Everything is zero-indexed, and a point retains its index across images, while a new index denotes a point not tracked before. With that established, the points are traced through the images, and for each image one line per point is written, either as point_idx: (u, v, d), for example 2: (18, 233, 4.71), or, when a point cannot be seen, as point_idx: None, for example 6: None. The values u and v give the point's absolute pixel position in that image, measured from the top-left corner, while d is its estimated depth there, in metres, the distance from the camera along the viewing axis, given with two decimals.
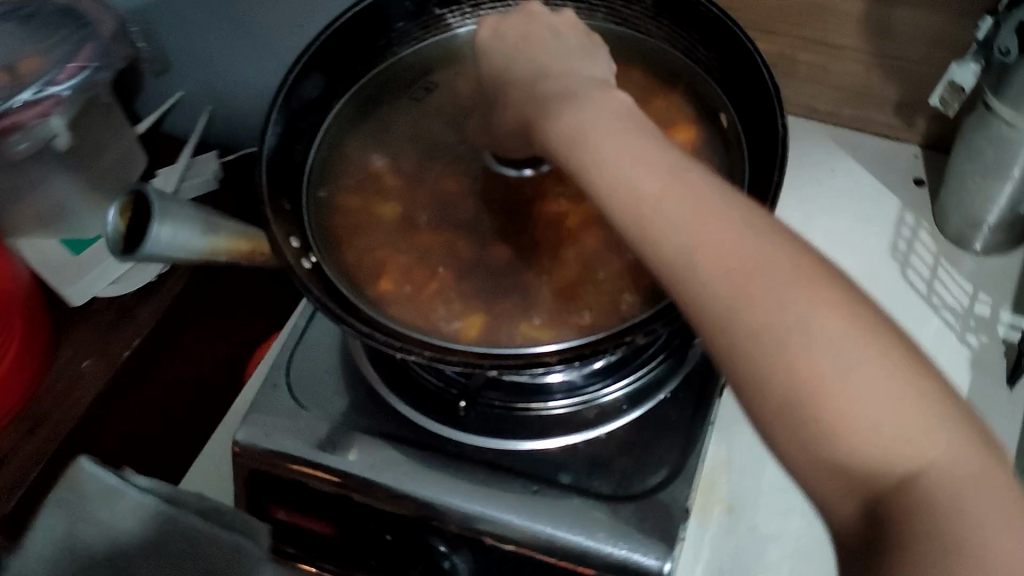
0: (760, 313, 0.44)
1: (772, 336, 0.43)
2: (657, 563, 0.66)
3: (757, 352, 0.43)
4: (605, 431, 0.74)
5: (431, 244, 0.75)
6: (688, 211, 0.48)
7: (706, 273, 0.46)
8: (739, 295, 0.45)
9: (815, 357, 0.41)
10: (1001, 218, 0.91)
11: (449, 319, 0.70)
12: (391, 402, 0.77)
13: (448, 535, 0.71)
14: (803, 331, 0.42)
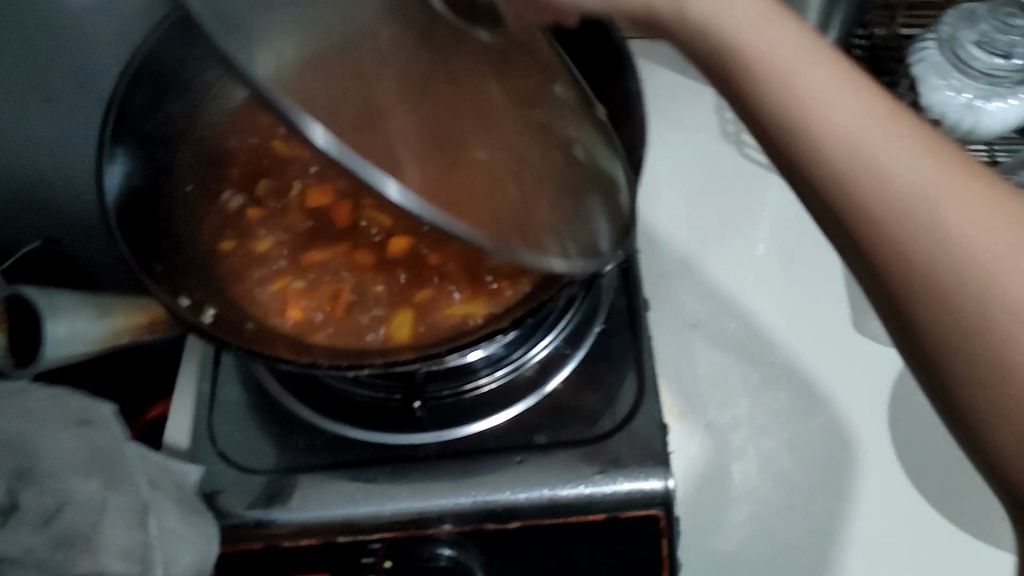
0: (918, 222, 0.41)
1: (933, 235, 0.40)
2: (662, 485, 0.67)
3: (928, 258, 0.40)
4: (559, 380, 0.74)
5: (324, 259, 0.71)
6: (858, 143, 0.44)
7: (866, 177, 0.43)
8: (892, 201, 0.42)
9: (973, 257, 0.39)
10: None
11: (378, 325, 0.67)
12: (334, 428, 0.72)
13: (448, 537, 0.67)
14: (957, 233, 0.40)
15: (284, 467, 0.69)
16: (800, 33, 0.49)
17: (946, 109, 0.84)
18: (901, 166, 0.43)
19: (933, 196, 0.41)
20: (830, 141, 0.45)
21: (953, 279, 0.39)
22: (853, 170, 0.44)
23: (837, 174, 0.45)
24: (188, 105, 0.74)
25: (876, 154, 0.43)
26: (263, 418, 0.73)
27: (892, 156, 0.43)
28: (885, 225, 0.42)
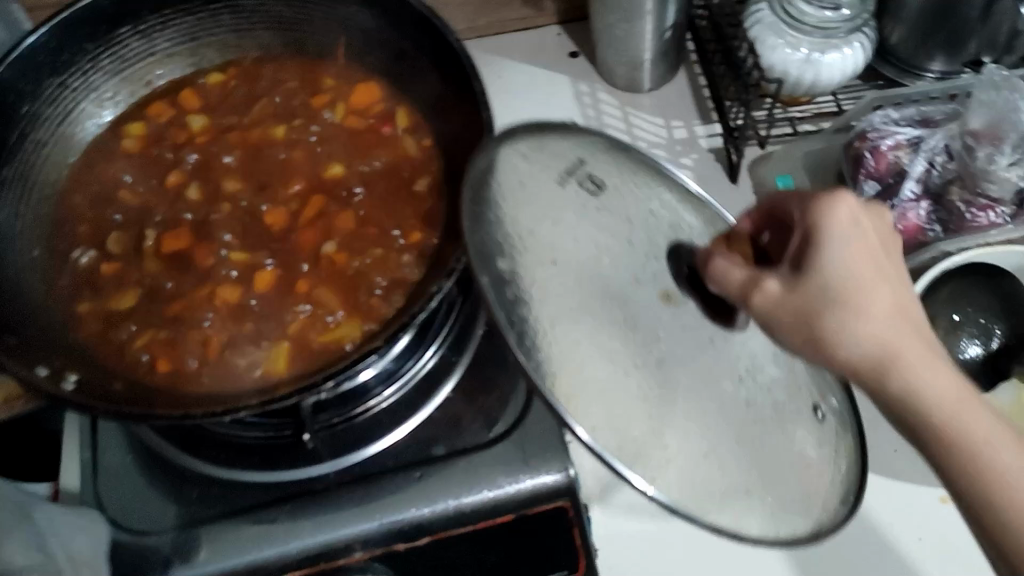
0: (968, 432, 0.50)
1: (969, 428, 0.50)
2: (564, 476, 0.67)
3: (965, 461, 0.50)
4: (449, 390, 0.74)
5: (190, 304, 0.69)
6: (867, 331, 0.50)
7: (945, 408, 0.50)
8: (950, 417, 0.50)
9: (994, 459, 0.49)
10: (655, 52, 0.99)
11: (254, 363, 0.65)
12: (227, 476, 0.70)
13: (358, 565, 0.66)
14: (971, 420, 0.50)
15: (180, 524, 0.67)
16: (861, 257, 0.51)
17: (786, 66, 0.86)
18: (941, 386, 0.50)
19: (973, 425, 0.50)
20: (920, 372, 0.50)
21: (986, 473, 0.49)
22: (928, 402, 0.50)
23: (900, 395, 0.50)
24: (20, 168, 0.70)
25: (939, 388, 0.50)
26: (152, 476, 0.71)
27: (966, 402, 0.50)
28: (943, 430, 0.50)
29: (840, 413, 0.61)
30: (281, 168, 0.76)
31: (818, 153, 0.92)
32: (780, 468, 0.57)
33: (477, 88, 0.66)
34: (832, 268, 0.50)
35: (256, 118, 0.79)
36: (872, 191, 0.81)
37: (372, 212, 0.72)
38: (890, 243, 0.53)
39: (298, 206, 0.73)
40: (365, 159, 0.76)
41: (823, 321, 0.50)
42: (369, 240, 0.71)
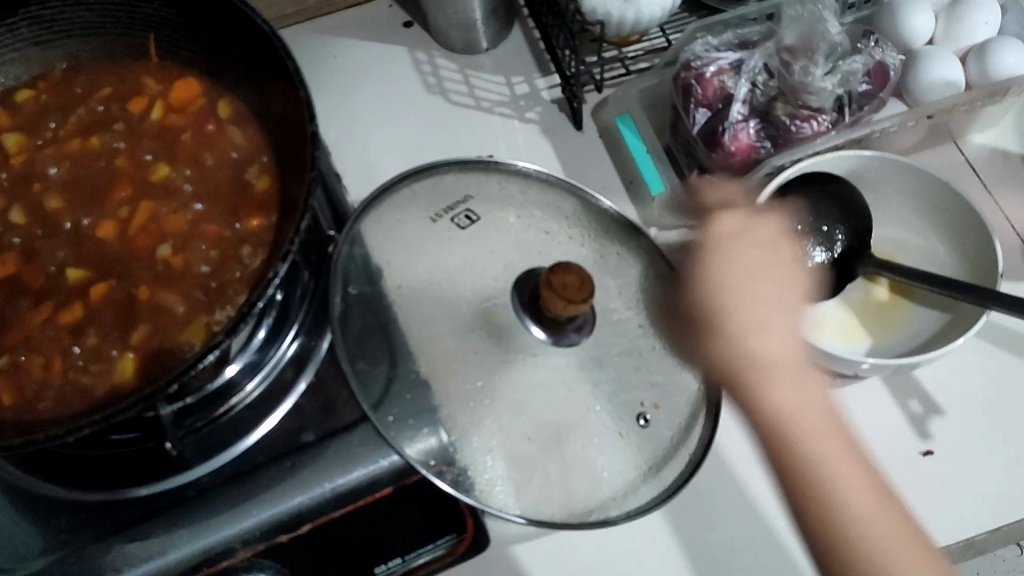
0: (790, 410, 0.68)
1: (845, 492, 0.65)
2: (436, 440, 0.68)
3: (838, 515, 0.64)
4: (312, 375, 0.73)
5: (25, 330, 0.66)
6: (762, 364, 0.70)
7: (828, 478, 0.65)
8: (821, 477, 0.65)
9: (837, 449, 0.66)
10: (485, 11, 0.99)
11: (100, 378, 0.63)
12: (93, 500, 0.68)
13: (244, 564, 0.65)
14: (815, 419, 0.68)
15: (53, 557, 0.65)
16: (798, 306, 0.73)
17: (608, 7, 0.86)
18: (805, 426, 0.67)
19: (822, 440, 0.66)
20: (804, 421, 0.68)
21: (836, 506, 0.64)
22: (811, 437, 0.67)
23: (807, 504, 0.65)
24: None
25: (801, 395, 0.69)
26: (14, 510, 0.68)
27: (807, 387, 0.69)
28: (815, 493, 0.65)
29: (657, 418, 0.73)
30: (105, 180, 0.73)
31: (653, 88, 0.93)
32: (608, 441, 0.71)
33: (291, 69, 0.65)
34: (711, 275, 0.73)
35: (73, 133, 0.76)
36: (703, 118, 0.83)
37: (206, 211, 0.71)
38: (790, 271, 0.74)
39: (127, 214, 0.71)
40: (191, 158, 0.74)
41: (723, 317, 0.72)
42: (205, 237, 0.69)
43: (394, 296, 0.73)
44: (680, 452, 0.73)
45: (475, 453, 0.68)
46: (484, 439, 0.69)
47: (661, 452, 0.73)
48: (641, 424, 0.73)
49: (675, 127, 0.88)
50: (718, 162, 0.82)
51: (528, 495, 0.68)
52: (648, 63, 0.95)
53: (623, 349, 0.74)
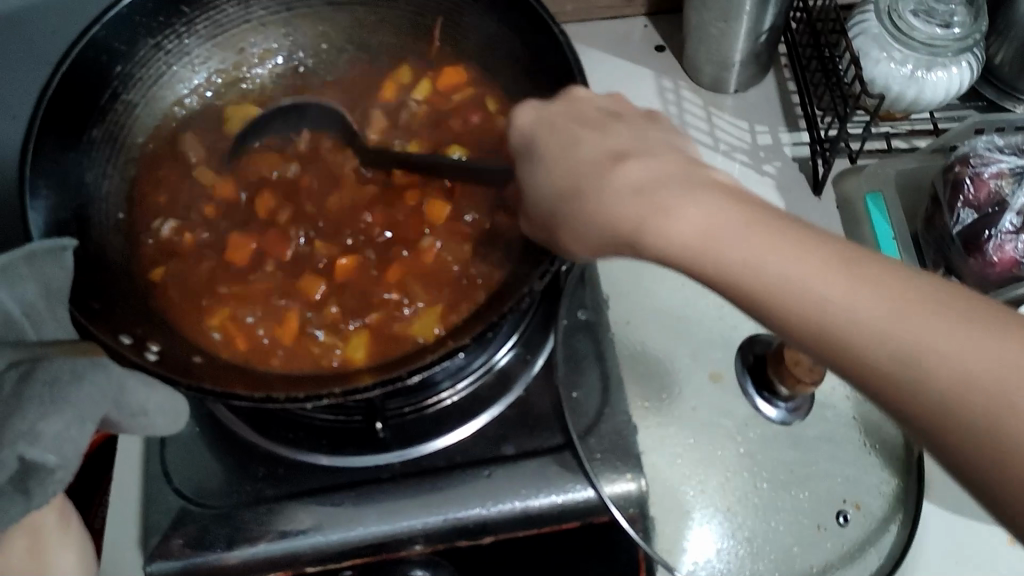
0: (626, 211, 0.47)
1: (781, 279, 0.40)
2: (635, 486, 0.66)
3: (834, 339, 0.39)
4: (521, 387, 0.73)
5: (278, 288, 0.71)
6: (615, 210, 0.48)
7: (750, 281, 0.41)
8: (819, 308, 0.39)
9: (852, 318, 0.38)
10: (745, 54, 0.96)
11: (335, 350, 0.67)
12: (292, 457, 0.69)
13: (421, 558, 0.66)
14: (822, 294, 0.39)
15: (243, 501, 0.67)
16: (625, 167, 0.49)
17: (889, 82, 0.85)
18: (682, 223, 0.44)
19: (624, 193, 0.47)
20: (642, 221, 0.46)
21: (757, 285, 0.41)
22: (704, 243, 0.43)
23: (762, 316, 0.42)
24: (109, 128, 0.71)
25: (779, 265, 0.41)
26: (219, 451, 0.70)
27: (776, 246, 0.41)
28: (778, 303, 0.40)
29: (860, 517, 0.66)
30: (372, 151, 0.76)
31: (912, 172, 0.88)
32: (804, 530, 0.65)
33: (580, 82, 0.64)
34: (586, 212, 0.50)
35: (351, 119, 0.82)
36: (968, 218, 0.78)
37: (455, 207, 0.72)
38: (636, 179, 0.48)
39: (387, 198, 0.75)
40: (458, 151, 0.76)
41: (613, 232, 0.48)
42: (451, 235, 0.71)
43: (617, 330, 0.74)
44: (868, 553, 0.65)
45: (669, 507, 0.66)
46: (679, 493, 0.66)
47: (851, 550, 0.65)
48: (840, 522, 0.66)
49: (930, 220, 0.83)
50: (975, 268, 0.78)
51: (697, 555, 0.64)
52: (910, 143, 0.92)
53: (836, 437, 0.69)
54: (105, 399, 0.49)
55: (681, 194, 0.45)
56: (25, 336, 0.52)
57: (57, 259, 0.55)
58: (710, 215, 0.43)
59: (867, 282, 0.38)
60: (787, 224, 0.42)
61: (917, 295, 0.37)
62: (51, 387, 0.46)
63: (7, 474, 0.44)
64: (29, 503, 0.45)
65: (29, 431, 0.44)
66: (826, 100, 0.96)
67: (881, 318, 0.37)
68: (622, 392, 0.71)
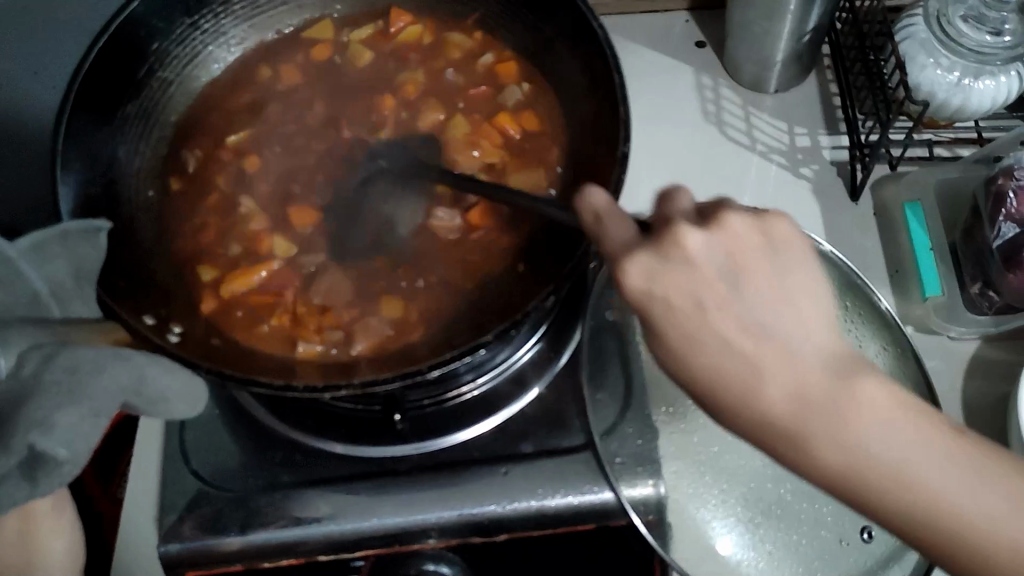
0: (729, 372, 0.40)
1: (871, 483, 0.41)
2: (654, 491, 0.65)
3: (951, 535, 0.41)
4: (543, 384, 0.72)
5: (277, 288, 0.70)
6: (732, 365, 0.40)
7: (805, 425, 0.40)
8: (902, 478, 0.41)
9: (910, 470, 0.41)
10: (788, 54, 0.94)
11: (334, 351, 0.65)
12: (311, 445, 0.69)
13: (433, 552, 0.65)
14: (867, 441, 0.41)
15: (260, 486, 0.67)
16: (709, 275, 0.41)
17: (935, 89, 0.83)
18: (778, 394, 0.40)
19: (719, 355, 0.40)
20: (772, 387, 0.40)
21: (828, 443, 0.40)
22: (801, 404, 0.40)
23: (810, 474, 0.42)
24: (142, 107, 0.71)
25: (869, 437, 0.41)
26: (237, 433, 0.70)
27: (834, 415, 0.40)
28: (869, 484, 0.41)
29: (883, 534, 0.65)
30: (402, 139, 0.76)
31: (955, 182, 0.86)
32: (824, 544, 0.65)
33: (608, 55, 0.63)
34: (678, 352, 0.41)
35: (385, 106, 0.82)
36: (1010, 233, 0.75)
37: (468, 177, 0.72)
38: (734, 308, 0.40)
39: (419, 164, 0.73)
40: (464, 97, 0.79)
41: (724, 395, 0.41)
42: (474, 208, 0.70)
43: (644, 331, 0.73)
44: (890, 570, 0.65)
45: (690, 515, 0.65)
46: (699, 501, 0.65)
47: (871, 567, 0.65)
48: (862, 538, 0.65)
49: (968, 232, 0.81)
50: (1012, 286, 0.76)
51: (716, 565, 0.64)
52: (953, 152, 0.90)
53: None
54: (122, 389, 0.49)
55: (756, 357, 0.40)
56: (49, 313, 0.53)
57: (91, 240, 0.55)
58: (884, 400, 0.41)
59: (933, 439, 0.41)
60: (832, 367, 0.41)
61: (941, 454, 0.41)
62: (69, 374, 0.47)
63: (17, 461, 0.45)
64: (35, 490, 0.46)
65: (43, 421, 0.45)
66: (869, 104, 0.94)
67: (948, 490, 0.41)
68: (644, 395, 0.70)
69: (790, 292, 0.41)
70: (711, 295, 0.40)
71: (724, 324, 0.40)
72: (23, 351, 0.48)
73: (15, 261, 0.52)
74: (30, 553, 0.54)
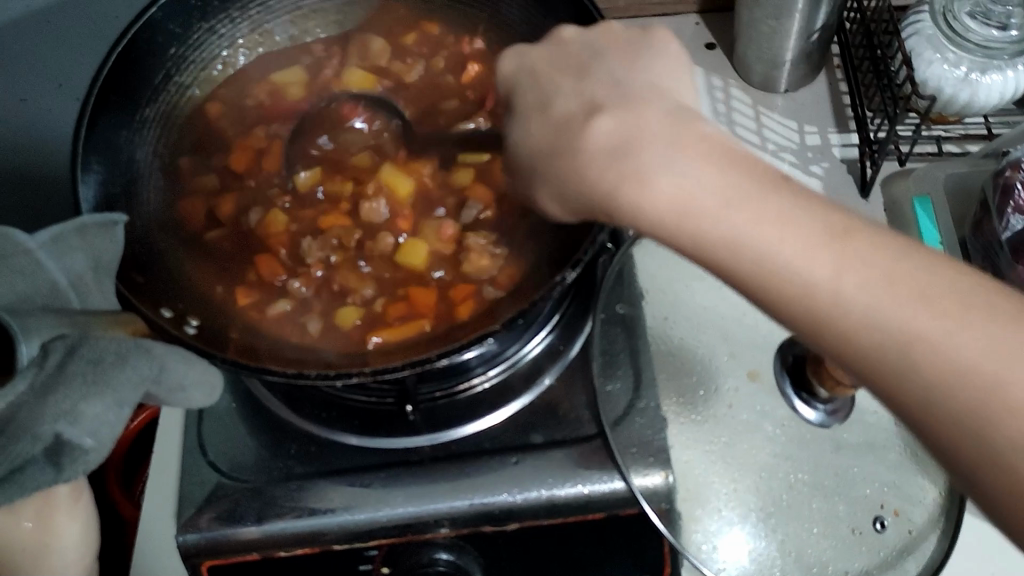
0: (568, 114, 0.51)
1: (787, 277, 0.42)
2: (665, 480, 0.66)
3: (849, 329, 0.41)
4: (554, 375, 0.73)
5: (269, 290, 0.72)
6: (623, 171, 0.47)
7: (700, 213, 0.44)
8: (856, 333, 0.41)
9: (865, 296, 0.41)
10: (796, 55, 0.94)
11: (327, 324, 0.69)
12: (327, 437, 0.71)
13: (446, 541, 0.66)
14: (744, 218, 0.43)
15: (275, 476, 0.68)
16: (587, 116, 0.50)
17: (942, 84, 0.84)
18: (593, 121, 0.49)
19: (569, 146, 0.50)
20: (697, 186, 0.45)
21: (719, 234, 0.44)
22: (677, 194, 0.45)
23: (648, 229, 0.47)
24: (160, 108, 0.74)
25: (781, 238, 0.42)
26: (255, 426, 0.72)
27: (618, 153, 0.47)
28: (793, 307, 0.43)
29: (896, 526, 0.66)
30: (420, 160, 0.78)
31: (962, 176, 0.87)
32: (836, 533, 0.65)
33: None
34: (564, 150, 0.50)
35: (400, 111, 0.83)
36: (1019, 224, 0.75)
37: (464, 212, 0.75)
38: (625, 106, 0.49)
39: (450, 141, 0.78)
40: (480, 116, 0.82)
41: (658, 183, 0.46)
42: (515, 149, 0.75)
43: (655, 325, 0.75)
44: (905, 561, 0.65)
45: (698, 504, 0.66)
46: (712, 490, 0.66)
47: (888, 559, 0.65)
48: (876, 529, 0.65)
49: (977, 225, 0.81)
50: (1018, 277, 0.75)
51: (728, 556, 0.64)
52: (961, 147, 0.90)
53: (876, 443, 0.68)
54: (144, 381, 0.50)
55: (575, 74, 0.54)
56: (69, 303, 0.53)
57: (109, 234, 0.57)
58: (696, 146, 0.46)
59: (801, 233, 0.42)
60: (670, 106, 0.49)
61: (861, 258, 0.41)
62: (93, 365, 0.47)
63: (42, 446, 0.46)
64: (60, 475, 0.47)
65: (69, 411, 0.46)
66: (878, 101, 0.94)
67: (820, 281, 0.41)
68: (659, 388, 0.71)
69: (635, 86, 0.51)
70: (576, 62, 0.55)
71: (590, 81, 0.53)
72: (47, 343, 0.47)
73: (36, 253, 0.53)
74: (45, 538, 0.55)
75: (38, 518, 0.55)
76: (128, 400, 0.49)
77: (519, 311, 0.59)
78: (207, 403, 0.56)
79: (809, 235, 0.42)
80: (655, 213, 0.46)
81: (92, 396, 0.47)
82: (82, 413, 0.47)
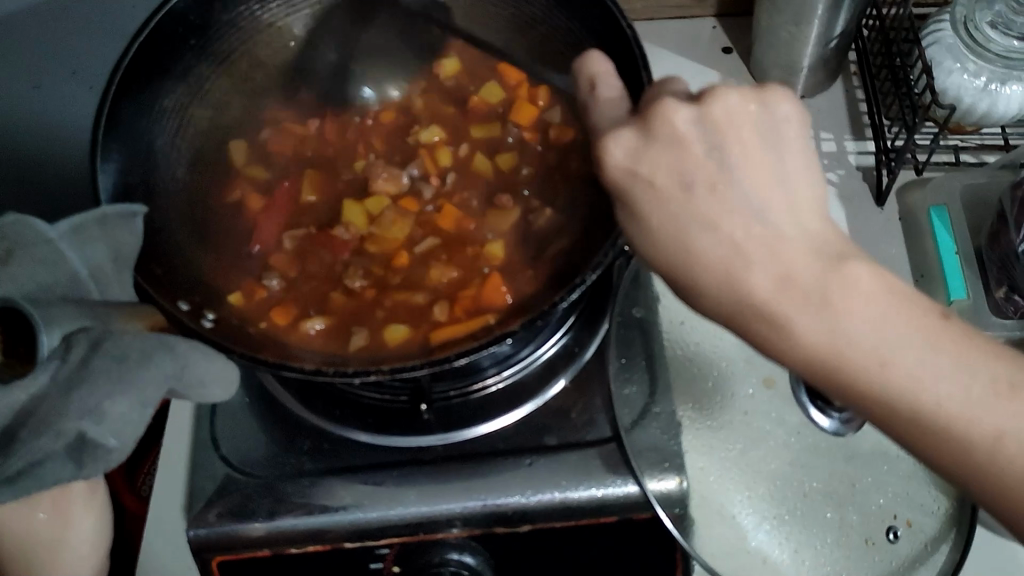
0: (709, 255, 0.44)
1: (949, 421, 0.42)
2: (678, 485, 0.66)
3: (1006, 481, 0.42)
4: (568, 377, 0.73)
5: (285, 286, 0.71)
6: (782, 318, 0.43)
7: (879, 383, 0.43)
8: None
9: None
10: (815, 61, 0.94)
11: (390, 333, 0.67)
12: (340, 434, 0.70)
13: (457, 541, 0.66)
14: (922, 391, 0.42)
15: (287, 472, 0.68)
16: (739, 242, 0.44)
17: (961, 93, 0.84)
18: (753, 269, 0.43)
19: (720, 283, 0.44)
20: (868, 348, 0.42)
21: (874, 383, 0.43)
22: (843, 353, 0.43)
23: (802, 367, 0.45)
24: (178, 100, 0.73)
25: (960, 403, 0.42)
26: (267, 420, 0.72)
27: (780, 299, 0.43)
28: (944, 450, 0.43)
29: (909, 536, 0.65)
30: None
31: (979, 187, 0.86)
32: (848, 543, 0.64)
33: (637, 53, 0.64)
34: (720, 285, 0.44)
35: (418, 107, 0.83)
36: None
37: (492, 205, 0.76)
38: (779, 242, 0.43)
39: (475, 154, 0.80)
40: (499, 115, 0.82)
41: (832, 352, 0.43)
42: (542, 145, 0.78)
43: (671, 329, 0.74)
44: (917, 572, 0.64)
45: (711, 510, 0.65)
46: (725, 496, 0.66)
47: (900, 569, 0.64)
48: (888, 539, 0.65)
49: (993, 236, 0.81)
50: None
51: (741, 563, 0.64)
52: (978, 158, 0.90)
53: (891, 452, 0.67)
54: (167, 378, 0.50)
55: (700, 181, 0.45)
56: (88, 294, 0.53)
57: (128, 225, 0.56)
58: (869, 292, 0.43)
59: (975, 392, 0.42)
60: (811, 235, 0.44)
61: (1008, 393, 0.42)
62: (117, 362, 0.47)
63: (63, 443, 0.46)
64: (80, 472, 0.47)
65: (95, 409, 0.47)
66: (895, 110, 0.94)
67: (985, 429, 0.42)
68: (674, 393, 0.71)
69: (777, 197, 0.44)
70: (699, 172, 0.45)
71: (729, 205, 0.44)
72: (70, 336, 0.47)
73: (56, 243, 0.52)
74: (58, 530, 0.55)
75: (51, 510, 0.55)
76: (150, 398, 0.49)
77: (537, 312, 0.59)
78: (220, 399, 0.55)
79: (968, 375, 0.42)
80: (830, 372, 0.43)
81: (116, 393, 0.47)
82: (105, 411, 0.47)
